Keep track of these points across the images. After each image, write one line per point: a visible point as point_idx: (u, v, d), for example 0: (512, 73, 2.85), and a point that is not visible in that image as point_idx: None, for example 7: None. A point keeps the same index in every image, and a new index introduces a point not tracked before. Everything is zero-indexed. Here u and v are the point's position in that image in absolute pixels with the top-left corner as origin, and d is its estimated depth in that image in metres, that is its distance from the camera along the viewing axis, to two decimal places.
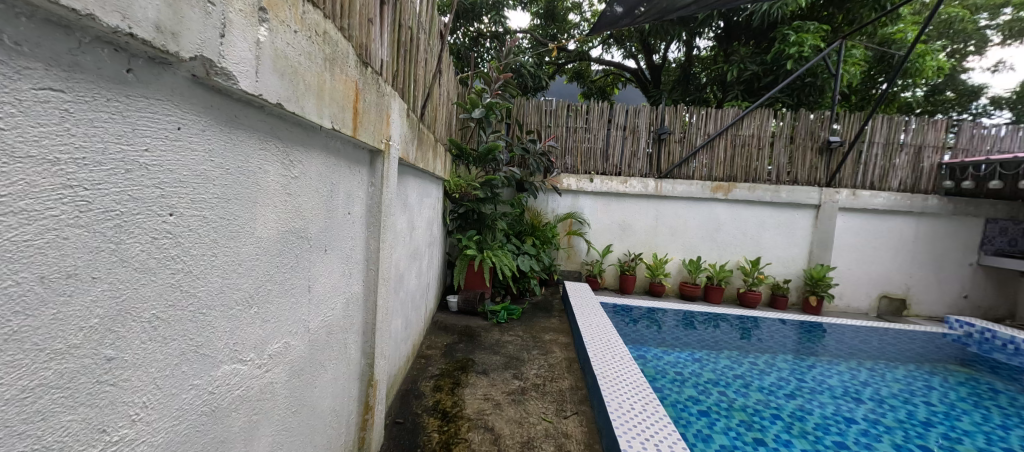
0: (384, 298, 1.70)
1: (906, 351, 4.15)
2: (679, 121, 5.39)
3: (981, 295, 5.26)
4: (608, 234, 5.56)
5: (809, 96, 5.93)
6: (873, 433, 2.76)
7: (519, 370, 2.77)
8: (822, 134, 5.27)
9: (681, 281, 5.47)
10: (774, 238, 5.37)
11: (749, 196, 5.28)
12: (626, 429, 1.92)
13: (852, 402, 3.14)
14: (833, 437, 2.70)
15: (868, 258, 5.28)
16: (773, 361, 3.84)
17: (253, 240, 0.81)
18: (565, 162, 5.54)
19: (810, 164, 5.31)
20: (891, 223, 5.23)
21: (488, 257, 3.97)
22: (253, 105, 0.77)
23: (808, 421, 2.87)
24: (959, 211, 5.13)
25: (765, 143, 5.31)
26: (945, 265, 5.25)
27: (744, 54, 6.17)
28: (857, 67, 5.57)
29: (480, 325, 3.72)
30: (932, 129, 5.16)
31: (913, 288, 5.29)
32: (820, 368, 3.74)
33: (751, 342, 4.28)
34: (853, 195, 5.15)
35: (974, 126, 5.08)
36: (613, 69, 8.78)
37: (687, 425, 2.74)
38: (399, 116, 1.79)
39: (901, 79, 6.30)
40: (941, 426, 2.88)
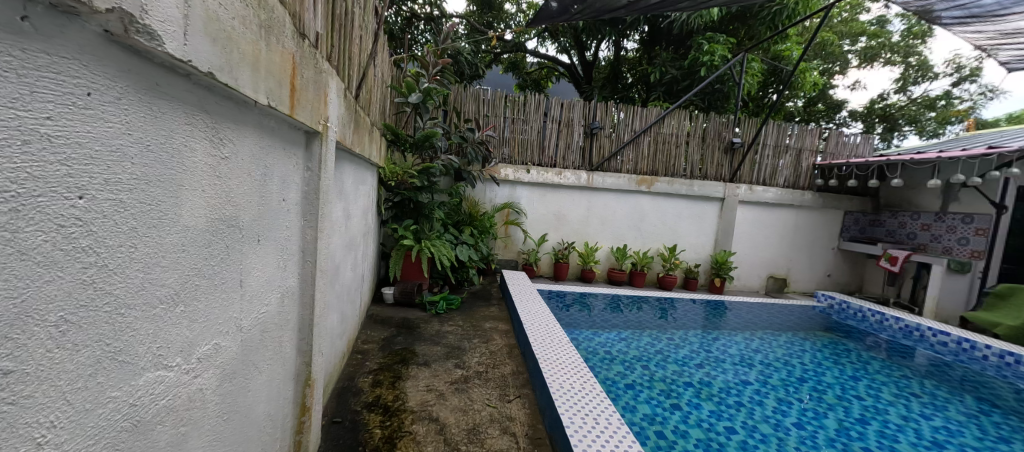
0: (321, 292, 1.59)
1: (787, 322, 4.95)
2: (609, 117, 5.73)
3: (840, 274, 6.40)
4: (543, 224, 5.75)
5: (717, 101, 6.68)
6: (763, 391, 3.27)
7: (461, 359, 2.78)
8: (726, 136, 5.96)
9: (610, 268, 5.87)
10: (688, 227, 5.99)
11: (669, 189, 5.81)
12: (567, 405, 2.03)
13: (747, 367, 3.67)
14: (734, 398, 3.14)
15: (761, 245, 6.13)
16: (687, 336, 4.33)
17: (178, 229, 0.71)
18: (503, 152, 5.57)
19: (718, 162, 5.99)
20: (778, 214, 6.13)
21: (426, 247, 3.90)
22: (178, 72, 0.67)
23: (714, 386, 3.30)
24: (826, 204, 6.17)
25: (682, 141, 5.87)
26: (816, 250, 6.30)
27: (666, 59, 6.76)
28: (755, 78, 6.39)
29: (419, 317, 3.64)
30: (809, 135, 6.14)
31: (793, 270, 6.26)
32: (722, 340, 4.30)
33: (668, 320, 4.77)
34: (751, 190, 5.94)
35: (838, 134, 6.14)
36: (548, 62, 9.03)
37: (616, 398, 3.01)
38: (336, 96, 1.65)
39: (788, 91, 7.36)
40: (811, 381, 3.50)
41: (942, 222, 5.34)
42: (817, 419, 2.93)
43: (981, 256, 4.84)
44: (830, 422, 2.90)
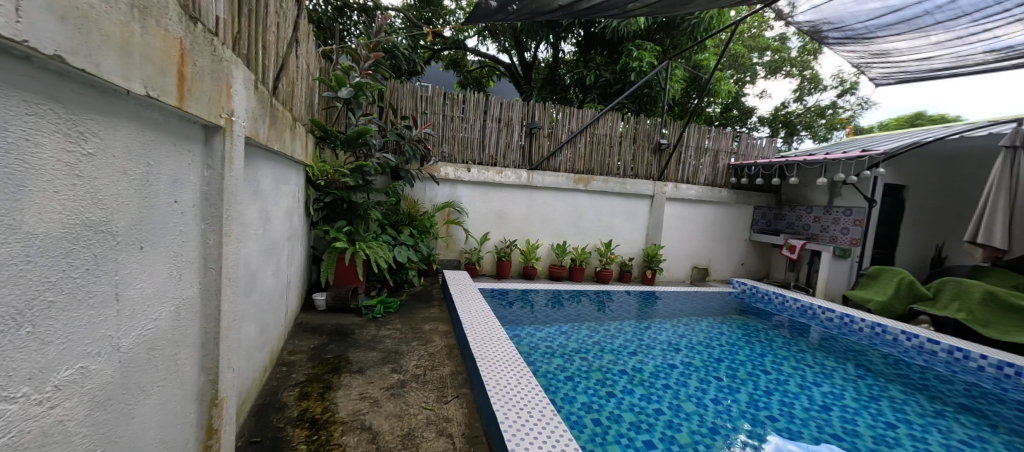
0: (231, 302, 1.45)
1: (708, 308, 5.44)
2: (547, 117, 5.87)
3: (752, 262, 7.16)
4: (485, 222, 5.76)
5: (646, 105, 7.14)
6: (687, 373, 3.57)
7: (398, 363, 2.69)
8: (654, 137, 6.38)
9: (550, 264, 6.04)
10: (622, 223, 6.33)
11: (604, 188, 6.10)
12: (503, 401, 2.05)
13: (674, 352, 3.99)
14: (662, 381, 3.39)
15: (686, 238, 6.66)
16: (621, 326, 4.59)
17: (17, 235, 0.61)
18: (442, 150, 5.48)
19: (647, 162, 6.40)
20: (700, 210, 6.70)
21: (361, 249, 3.73)
22: (8, 53, 0.58)
23: (645, 371, 3.54)
24: (740, 200, 6.86)
25: (615, 142, 6.20)
26: (733, 242, 6.97)
27: (600, 63, 7.09)
28: (679, 84, 6.92)
29: (354, 322, 3.47)
30: (724, 138, 6.79)
31: (713, 260, 6.89)
32: (653, 328, 4.62)
33: (605, 312, 5.02)
34: (676, 188, 6.43)
35: (748, 137, 6.86)
36: (489, 61, 9.04)
37: (556, 390, 3.10)
38: (244, 88, 1.52)
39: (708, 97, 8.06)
40: (727, 360, 3.88)
41: (830, 214, 6.09)
42: (731, 393, 3.26)
43: (858, 243, 5.60)
44: (742, 396, 3.24)
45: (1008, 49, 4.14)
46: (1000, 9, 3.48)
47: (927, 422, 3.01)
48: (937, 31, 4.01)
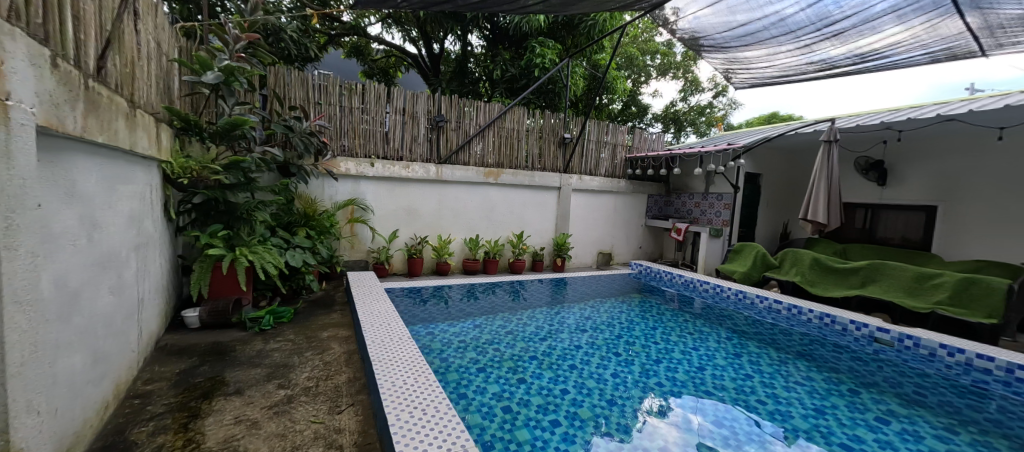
0: (24, 330, 1.17)
1: (611, 290, 5.92)
2: (454, 111, 5.80)
3: (648, 245, 7.95)
4: (393, 220, 5.52)
5: (551, 100, 7.47)
6: (591, 352, 3.84)
7: (286, 378, 2.46)
8: (559, 132, 6.71)
9: (464, 258, 6.02)
10: (532, 214, 6.56)
11: (514, 181, 6.25)
12: (398, 403, 1.99)
13: (580, 333, 4.26)
14: (568, 362, 3.60)
15: (591, 227, 7.14)
16: (533, 314, 4.77)
17: None
18: (341, 143, 5.11)
19: (553, 155, 6.71)
20: (602, 200, 7.23)
21: (242, 255, 3.29)
22: None
23: (554, 355, 3.72)
24: (636, 190, 7.55)
25: (522, 136, 6.38)
26: (631, 228, 7.66)
27: (506, 58, 7.21)
28: (580, 82, 7.35)
29: (236, 338, 3.08)
30: (621, 133, 7.40)
31: (615, 245, 7.50)
32: (563, 313, 4.89)
33: (518, 301, 5.17)
34: (580, 180, 6.85)
35: (640, 132, 7.56)
36: (395, 51, 8.65)
37: (467, 384, 3.11)
38: (27, 63, 1.22)
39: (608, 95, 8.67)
40: (625, 336, 4.28)
41: (706, 200, 7.02)
42: (626, 366, 3.60)
43: (727, 224, 6.56)
44: (636, 367, 3.58)
45: (823, 62, 5.13)
46: (814, 29, 4.29)
47: (774, 369, 3.64)
48: (775, 45, 4.82)
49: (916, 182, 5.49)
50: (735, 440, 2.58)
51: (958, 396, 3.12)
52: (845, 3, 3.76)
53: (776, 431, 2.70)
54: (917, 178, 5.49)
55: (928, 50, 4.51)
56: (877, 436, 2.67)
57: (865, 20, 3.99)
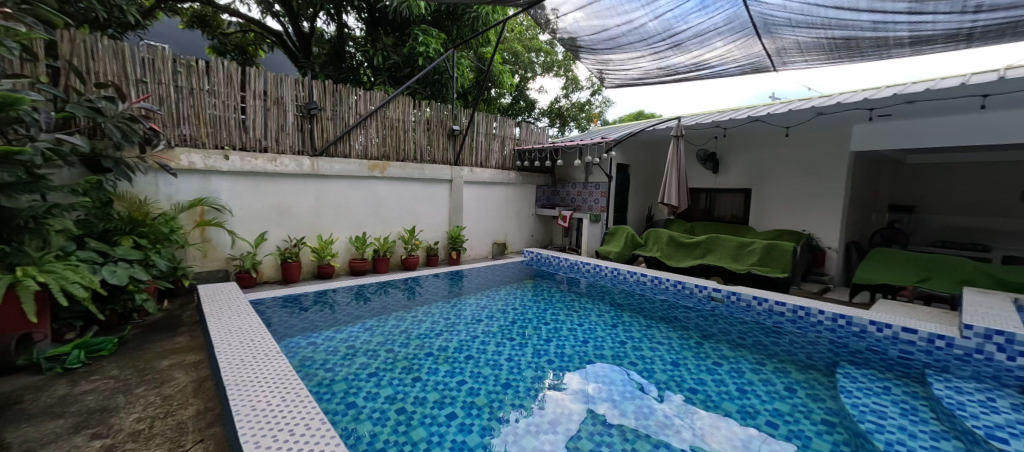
0: None
1: (505, 278, 6.12)
2: (329, 98, 5.28)
3: (539, 233, 8.41)
4: (259, 220, 4.81)
5: (438, 91, 7.33)
6: (487, 340, 3.92)
7: (105, 424, 1.97)
8: (447, 124, 6.63)
9: (350, 259, 5.58)
10: (423, 208, 6.39)
11: (401, 173, 5.99)
12: (257, 429, 1.75)
13: (476, 324, 4.32)
14: (465, 354, 3.61)
15: (484, 218, 7.26)
16: (428, 310, 4.66)
17: None
18: (181, 132, 4.24)
19: (443, 146, 6.60)
20: (494, 191, 7.40)
21: (25, 277, 2.41)
22: None
23: (450, 348, 3.69)
24: (525, 181, 7.90)
25: (409, 127, 6.14)
26: (523, 217, 8.01)
27: (387, 43, 6.81)
28: (466, 74, 7.34)
29: (24, 386, 2.35)
30: (508, 125, 7.65)
31: (509, 235, 7.76)
32: (460, 305, 4.89)
33: (413, 298, 5.00)
34: (471, 172, 6.91)
35: (526, 125, 7.93)
36: (253, 25, 7.49)
37: (357, 392, 2.89)
38: None
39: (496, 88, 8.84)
40: (519, 321, 4.47)
41: (586, 188, 7.70)
42: (520, 349, 3.76)
43: (604, 210, 7.32)
44: (528, 349, 3.77)
45: (669, 68, 6.02)
46: (660, 38, 4.98)
47: (641, 334, 4.20)
48: (632, 50, 5.48)
49: (737, 169, 6.87)
50: (612, 400, 2.90)
51: (766, 336, 4.01)
52: (682, 18, 4.45)
53: (644, 386, 3.12)
54: (738, 167, 6.86)
55: (740, 62, 5.62)
56: (714, 377, 3.27)
57: (696, 34, 4.78)
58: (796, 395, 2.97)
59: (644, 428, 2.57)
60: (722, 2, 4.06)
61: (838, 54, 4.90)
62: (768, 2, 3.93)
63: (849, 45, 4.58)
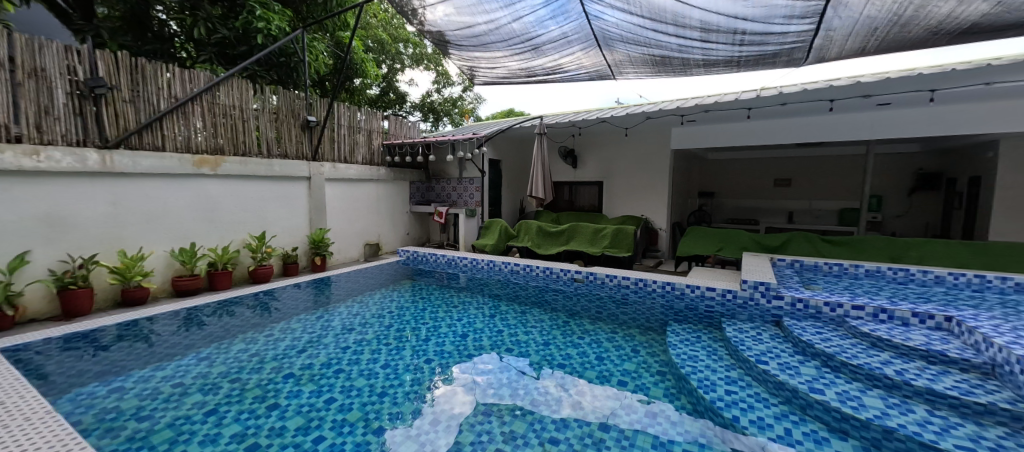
0: None
1: (379, 280, 5.77)
2: (127, 75, 4.13)
3: (415, 231, 8.15)
4: (15, 236, 3.50)
5: (286, 76, 6.44)
6: (360, 350, 3.62)
7: None
8: (300, 114, 5.88)
9: (173, 277, 4.51)
10: (275, 210, 5.56)
11: (242, 170, 5.09)
12: None
13: (347, 333, 3.96)
14: (335, 368, 3.27)
15: (352, 218, 6.69)
16: (287, 326, 4.08)
17: None
18: None
19: (296, 140, 5.83)
20: (362, 189, 6.87)
21: None
22: None
23: (316, 365, 3.29)
24: (397, 177, 7.55)
25: (249, 116, 5.25)
26: (397, 215, 7.64)
27: (212, 14, 5.66)
28: (322, 59, 6.61)
29: None
30: (374, 118, 7.20)
31: (382, 235, 7.32)
32: (327, 315, 4.41)
33: (266, 315, 4.31)
34: (333, 168, 6.30)
35: (395, 119, 7.58)
36: None
37: (189, 438, 2.34)
38: None
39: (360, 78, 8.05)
40: (396, 324, 4.24)
41: (461, 184, 7.77)
42: (398, 353, 3.57)
43: (479, 204, 7.50)
44: (407, 352, 3.61)
45: (530, 69, 6.45)
46: (520, 40, 5.29)
47: (517, 320, 4.45)
48: (496, 49, 5.69)
49: (592, 164, 7.80)
50: (492, 387, 2.99)
51: (618, 307, 4.67)
52: (538, 23, 4.80)
53: (520, 368, 3.31)
54: (592, 163, 7.79)
55: (588, 69, 6.36)
56: (579, 350, 3.67)
57: (551, 40, 5.22)
58: (640, 354, 3.54)
59: (522, 408, 2.73)
60: (571, 13, 4.52)
61: (659, 69, 5.94)
62: (606, 19, 4.52)
63: (666, 62, 5.60)
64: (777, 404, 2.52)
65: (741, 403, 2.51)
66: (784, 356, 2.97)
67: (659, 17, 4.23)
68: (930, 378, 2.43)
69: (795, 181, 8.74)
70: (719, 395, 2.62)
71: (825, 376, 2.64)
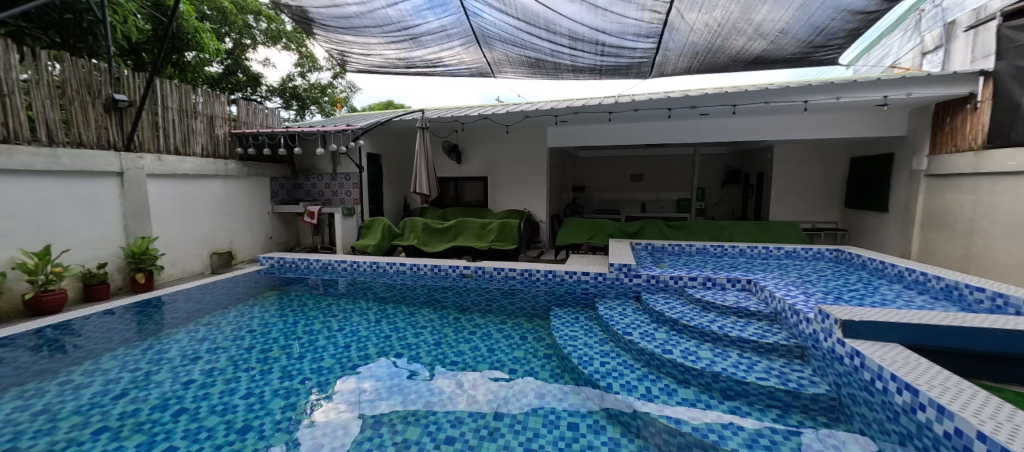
0: None
1: (234, 295, 4.84)
2: None
3: (279, 234, 7.07)
4: None
5: (76, 39, 4.90)
6: (210, 381, 2.97)
7: None
8: (103, 90, 4.55)
9: None
10: (66, 216, 4.18)
11: (3, 163, 3.68)
12: None
13: (190, 364, 3.21)
14: (173, 409, 2.61)
15: (190, 222, 5.46)
16: (94, 366, 3.11)
17: None
18: None
19: (96, 124, 4.47)
20: (202, 186, 5.66)
21: None
22: None
23: (144, 410, 2.58)
24: (252, 172, 6.43)
25: (13, 89, 3.83)
26: (254, 217, 6.52)
27: None
28: (132, 23, 5.19)
29: None
30: (217, 101, 5.99)
31: (235, 241, 6.15)
32: (158, 346, 3.51)
33: (57, 356, 3.21)
34: (158, 160, 5.04)
35: (246, 104, 6.44)
36: None
37: None
38: None
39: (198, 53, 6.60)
40: (259, 345, 3.62)
41: (335, 180, 7.04)
42: (263, 378, 3.04)
43: (358, 202, 6.91)
44: (275, 374, 3.11)
45: (409, 60, 6.16)
46: (397, 28, 4.99)
47: (406, 323, 4.24)
48: (369, 35, 5.26)
49: (476, 160, 7.88)
50: (381, 398, 2.78)
51: (506, 298, 4.84)
52: (416, 12, 4.60)
53: (411, 372, 3.16)
54: (476, 158, 7.88)
55: (468, 66, 6.38)
56: (471, 345, 3.68)
57: (431, 31, 5.06)
58: (528, 341, 3.74)
59: (415, 413, 2.61)
60: (449, 7, 4.45)
61: (535, 70, 6.30)
62: (485, 17, 4.59)
63: (540, 65, 5.97)
64: (639, 367, 2.93)
65: (614, 372, 2.85)
66: (644, 325, 3.47)
67: (533, 20, 4.46)
68: (740, 329, 3.13)
69: (646, 177, 10.31)
70: (596, 368, 2.93)
71: (672, 338, 3.18)
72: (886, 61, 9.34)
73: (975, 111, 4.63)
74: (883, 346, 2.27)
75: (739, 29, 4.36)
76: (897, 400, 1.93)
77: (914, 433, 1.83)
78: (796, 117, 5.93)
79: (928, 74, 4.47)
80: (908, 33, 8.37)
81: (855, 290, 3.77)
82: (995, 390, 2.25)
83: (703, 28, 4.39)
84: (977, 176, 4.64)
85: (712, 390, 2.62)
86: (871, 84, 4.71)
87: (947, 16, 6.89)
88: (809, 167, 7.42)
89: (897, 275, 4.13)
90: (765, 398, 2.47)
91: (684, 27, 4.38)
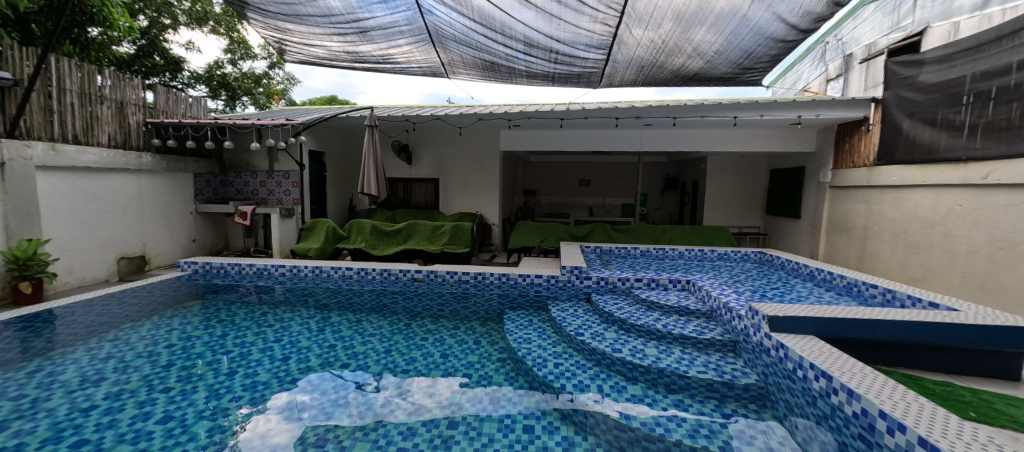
0: None
1: (148, 306, 4.27)
2: None
3: (204, 237, 6.38)
4: None
5: None
6: (117, 406, 2.58)
7: None
8: None
9: None
10: None
11: None
12: None
13: (91, 388, 2.77)
14: (71, 441, 2.24)
15: (91, 222, 4.75)
16: None
17: None
18: None
19: None
20: (109, 181, 4.95)
21: None
22: None
23: (31, 445, 2.18)
24: (171, 167, 5.74)
25: None
26: (172, 217, 5.82)
27: None
28: None
29: None
30: (129, 86, 5.31)
31: (149, 244, 5.45)
32: (48, 368, 2.99)
33: None
34: (53, 150, 4.33)
35: (165, 90, 5.76)
36: None
37: None
38: None
39: (105, 30, 5.80)
40: (179, 361, 3.21)
41: (272, 178, 6.52)
42: (185, 399, 2.70)
43: (298, 202, 6.44)
44: (198, 394, 2.77)
45: (356, 54, 5.88)
46: (343, 19, 4.74)
47: (352, 331, 4.01)
48: (313, 24, 4.94)
49: (427, 161, 7.69)
50: (325, 413, 2.59)
51: (459, 302, 4.76)
52: (365, 5, 4.40)
53: (360, 382, 3.00)
54: (427, 159, 7.70)
55: (419, 64, 6.23)
56: (423, 352, 3.57)
57: (381, 26, 4.87)
58: (481, 345, 3.71)
59: (363, 427, 2.46)
60: (402, 3, 4.32)
61: (488, 74, 6.31)
62: (439, 15, 4.49)
63: (494, 68, 6.00)
64: (591, 367, 3.02)
65: (566, 373, 2.91)
66: (595, 326, 3.58)
67: (489, 23, 4.47)
68: (681, 326, 3.35)
69: (593, 182, 10.72)
70: (549, 369, 2.96)
71: (621, 337, 3.31)
72: (798, 85, 10.59)
73: (868, 132, 5.39)
74: (802, 339, 2.54)
75: (680, 47, 4.71)
76: (815, 386, 2.17)
77: (828, 414, 2.07)
78: (724, 132, 6.51)
79: (832, 98, 5.12)
80: (816, 62, 9.56)
81: (776, 288, 4.20)
82: (888, 373, 2.63)
83: (648, 44, 4.67)
84: (869, 188, 5.40)
85: (658, 385, 2.77)
86: (789, 104, 5.27)
87: (846, 49, 7.96)
88: (736, 176, 8.16)
89: (809, 274, 4.66)
90: (704, 390, 2.65)
91: (631, 42, 4.63)
